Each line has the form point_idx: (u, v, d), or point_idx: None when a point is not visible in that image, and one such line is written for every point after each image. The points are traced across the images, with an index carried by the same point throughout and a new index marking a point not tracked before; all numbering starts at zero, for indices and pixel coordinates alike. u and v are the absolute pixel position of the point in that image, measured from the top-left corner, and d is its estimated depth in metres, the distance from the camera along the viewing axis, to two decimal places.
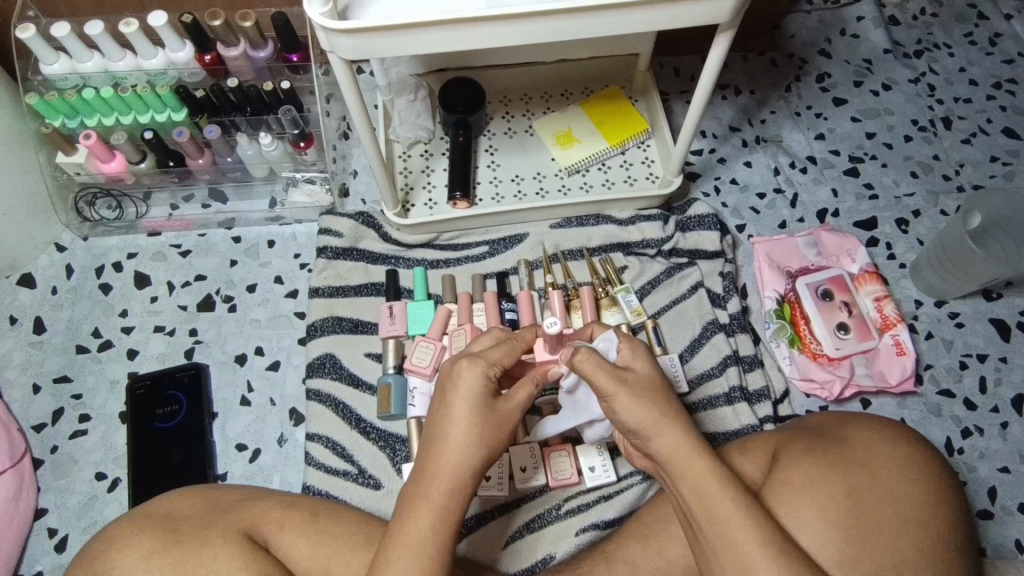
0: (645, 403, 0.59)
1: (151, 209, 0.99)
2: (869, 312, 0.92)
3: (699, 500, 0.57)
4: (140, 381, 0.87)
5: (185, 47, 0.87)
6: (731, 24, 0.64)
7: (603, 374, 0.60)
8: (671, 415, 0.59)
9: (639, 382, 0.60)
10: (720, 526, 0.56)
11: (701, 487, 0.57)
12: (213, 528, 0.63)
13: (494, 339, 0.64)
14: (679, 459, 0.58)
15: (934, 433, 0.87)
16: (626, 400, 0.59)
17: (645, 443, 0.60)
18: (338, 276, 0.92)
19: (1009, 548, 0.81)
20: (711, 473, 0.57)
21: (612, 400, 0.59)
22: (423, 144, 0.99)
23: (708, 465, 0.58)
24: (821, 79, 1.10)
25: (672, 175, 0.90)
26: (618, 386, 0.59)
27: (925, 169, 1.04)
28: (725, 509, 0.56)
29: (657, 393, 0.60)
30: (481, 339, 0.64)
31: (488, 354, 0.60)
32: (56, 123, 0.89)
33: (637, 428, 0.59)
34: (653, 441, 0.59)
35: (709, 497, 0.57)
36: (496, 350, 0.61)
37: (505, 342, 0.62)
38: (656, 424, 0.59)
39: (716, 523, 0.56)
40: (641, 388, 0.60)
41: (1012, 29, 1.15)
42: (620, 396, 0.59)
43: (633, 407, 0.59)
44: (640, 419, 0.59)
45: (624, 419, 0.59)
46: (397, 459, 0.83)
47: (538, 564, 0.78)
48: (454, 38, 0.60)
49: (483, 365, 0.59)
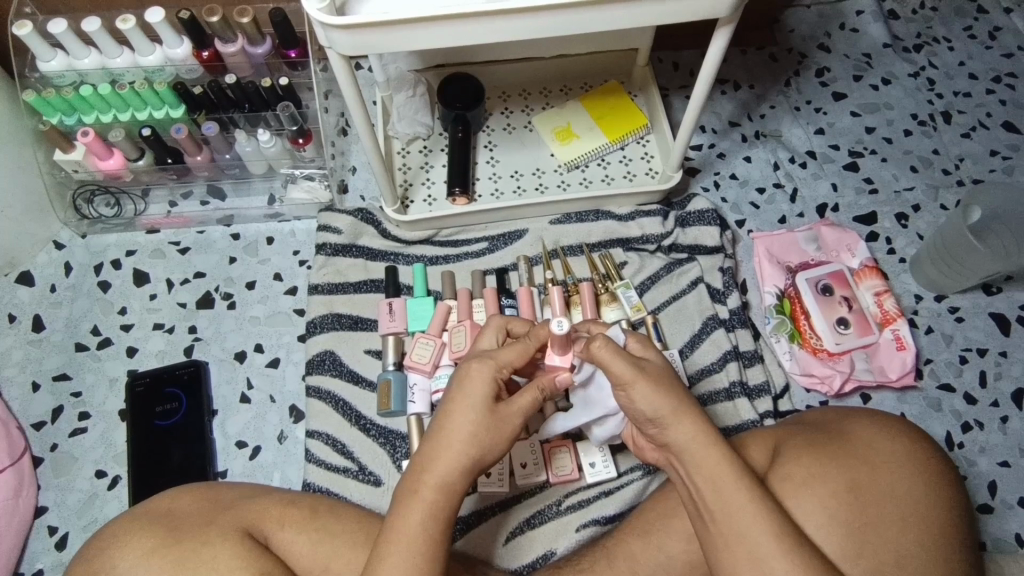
0: (663, 393, 0.58)
1: (149, 206, 0.98)
2: (869, 306, 0.92)
3: (713, 491, 0.57)
4: (139, 379, 0.86)
5: (182, 43, 0.87)
6: (731, 18, 0.64)
7: (621, 361, 0.58)
8: (688, 405, 0.59)
9: (656, 371, 0.60)
10: (732, 518, 0.56)
11: (715, 478, 0.57)
12: (212, 526, 0.63)
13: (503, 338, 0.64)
14: (693, 449, 0.58)
15: (934, 428, 0.87)
16: (643, 390, 0.58)
17: (660, 432, 0.60)
18: (337, 273, 0.92)
19: (1008, 542, 0.82)
20: (726, 464, 0.57)
21: (630, 388, 0.58)
22: (422, 140, 0.99)
23: (722, 457, 0.57)
24: (820, 74, 1.10)
25: (672, 171, 0.90)
26: (638, 372, 0.58)
27: (924, 163, 1.03)
28: (739, 501, 0.56)
29: (674, 384, 0.60)
30: (486, 334, 0.64)
31: (497, 355, 0.59)
32: (54, 120, 0.89)
33: (653, 416, 0.59)
34: (669, 430, 0.59)
35: (723, 488, 0.57)
36: (506, 352, 0.59)
37: (515, 342, 0.61)
38: (675, 413, 0.58)
39: (728, 515, 0.56)
40: (659, 377, 0.59)
41: (1012, 23, 1.15)
42: (639, 383, 0.58)
43: (651, 395, 0.58)
44: (658, 408, 0.58)
45: (641, 409, 0.59)
46: (397, 456, 0.83)
47: (539, 560, 0.78)
48: (451, 33, 0.60)
49: (494, 366, 0.58)
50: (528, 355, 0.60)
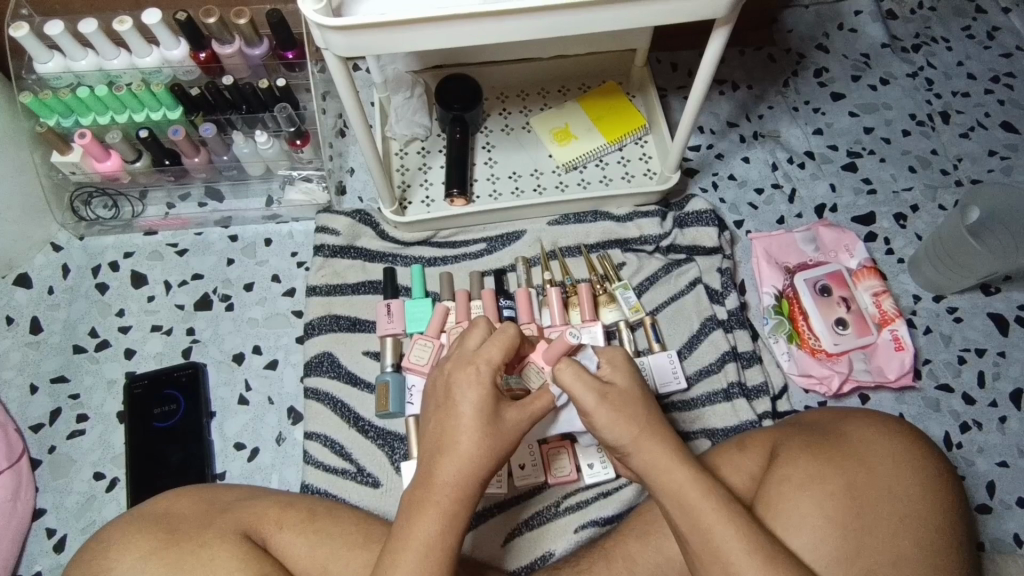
0: (624, 421, 0.59)
1: (146, 208, 0.98)
2: (868, 307, 0.91)
3: (684, 510, 0.57)
4: (137, 381, 0.86)
5: (179, 45, 0.87)
6: (727, 19, 0.64)
7: (584, 389, 0.59)
8: (651, 426, 0.59)
9: (619, 397, 0.60)
10: (702, 536, 0.56)
11: (683, 497, 0.57)
12: (210, 528, 0.63)
13: (491, 330, 0.62)
14: (660, 470, 0.58)
15: (933, 428, 0.87)
16: (604, 418, 0.58)
17: (626, 458, 0.60)
18: (336, 274, 0.92)
19: (1007, 542, 0.82)
20: (691, 484, 0.57)
21: (592, 417, 0.59)
22: (420, 141, 0.99)
23: (688, 478, 0.57)
24: (818, 74, 1.10)
25: (670, 172, 0.90)
26: (598, 401, 0.59)
27: (923, 163, 1.03)
28: (709, 518, 0.56)
29: (638, 407, 0.60)
30: (473, 330, 0.61)
31: (483, 352, 0.58)
32: (51, 122, 0.88)
33: (617, 444, 0.59)
34: (633, 456, 0.59)
35: (692, 508, 0.56)
36: (493, 349, 0.59)
37: (498, 332, 0.60)
38: (636, 439, 0.59)
39: (701, 535, 0.56)
40: (621, 404, 0.59)
41: (1010, 23, 1.15)
42: (599, 412, 0.58)
43: (612, 423, 0.59)
44: (620, 436, 0.59)
45: (605, 436, 0.59)
46: (395, 458, 0.83)
47: (538, 561, 0.78)
48: (446, 35, 0.60)
49: (490, 370, 0.58)
50: (514, 346, 0.60)
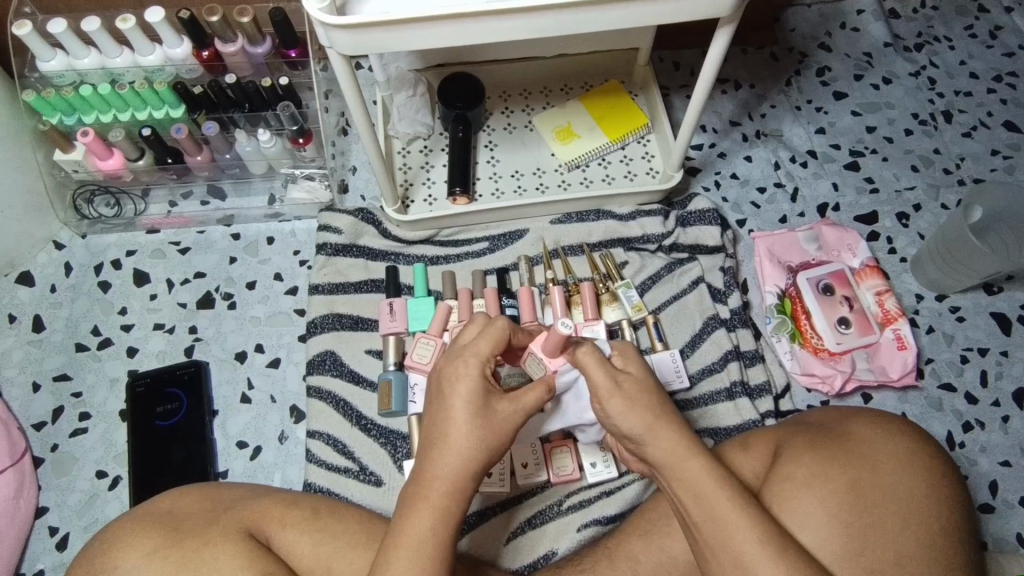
0: (639, 410, 0.59)
1: (149, 206, 0.98)
2: (870, 306, 0.91)
3: (698, 501, 0.57)
4: (139, 379, 0.86)
5: (182, 43, 0.86)
6: (732, 18, 0.63)
7: (601, 371, 0.59)
8: (666, 416, 0.59)
9: (633, 386, 0.60)
10: (715, 526, 0.56)
11: (696, 488, 0.57)
12: (214, 527, 0.63)
13: (484, 324, 0.61)
14: (674, 462, 0.58)
15: (934, 427, 0.87)
16: (618, 407, 0.59)
17: (641, 449, 0.60)
18: (338, 273, 0.91)
19: (1009, 542, 0.82)
20: (705, 474, 0.57)
21: (606, 404, 0.59)
22: (423, 139, 0.99)
23: (702, 468, 0.57)
24: (821, 73, 1.10)
25: (672, 170, 0.90)
26: (614, 387, 0.59)
27: (925, 163, 1.03)
28: (722, 509, 0.56)
29: (651, 397, 0.60)
30: (467, 326, 0.61)
31: (472, 346, 0.58)
32: (54, 120, 0.88)
33: (631, 433, 0.59)
34: (648, 446, 0.59)
35: (707, 497, 0.56)
36: (483, 342, 0.58)
37: (490, 324, 0.60)
38: (652, 428, 0.59)
39: (713, 525, 0.56)
40: (636, 394, 0.59)
41: (1013, 22, 1.15)
42: (613, 399, 0.59)
43: (627, 412, 0.59)
44: (635, 425, 0.59)
45: (620, 426, 0.60)
46: (398, 456, 0.83)
47: (539, 561, 0.78)
48: (449, 34, 0.60)
49: (479, 362, 0.58)
50: (503, 338, 0.60)
